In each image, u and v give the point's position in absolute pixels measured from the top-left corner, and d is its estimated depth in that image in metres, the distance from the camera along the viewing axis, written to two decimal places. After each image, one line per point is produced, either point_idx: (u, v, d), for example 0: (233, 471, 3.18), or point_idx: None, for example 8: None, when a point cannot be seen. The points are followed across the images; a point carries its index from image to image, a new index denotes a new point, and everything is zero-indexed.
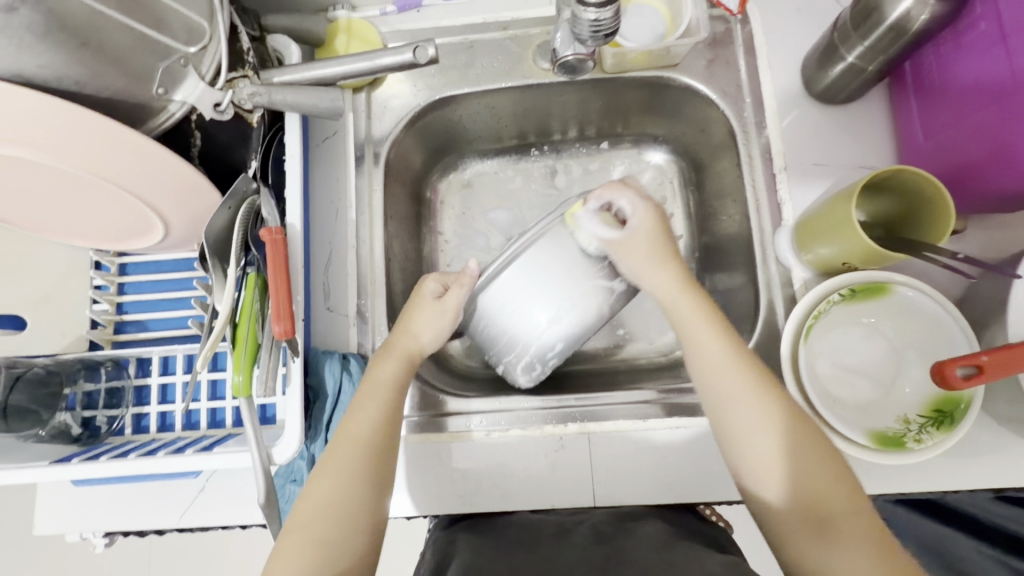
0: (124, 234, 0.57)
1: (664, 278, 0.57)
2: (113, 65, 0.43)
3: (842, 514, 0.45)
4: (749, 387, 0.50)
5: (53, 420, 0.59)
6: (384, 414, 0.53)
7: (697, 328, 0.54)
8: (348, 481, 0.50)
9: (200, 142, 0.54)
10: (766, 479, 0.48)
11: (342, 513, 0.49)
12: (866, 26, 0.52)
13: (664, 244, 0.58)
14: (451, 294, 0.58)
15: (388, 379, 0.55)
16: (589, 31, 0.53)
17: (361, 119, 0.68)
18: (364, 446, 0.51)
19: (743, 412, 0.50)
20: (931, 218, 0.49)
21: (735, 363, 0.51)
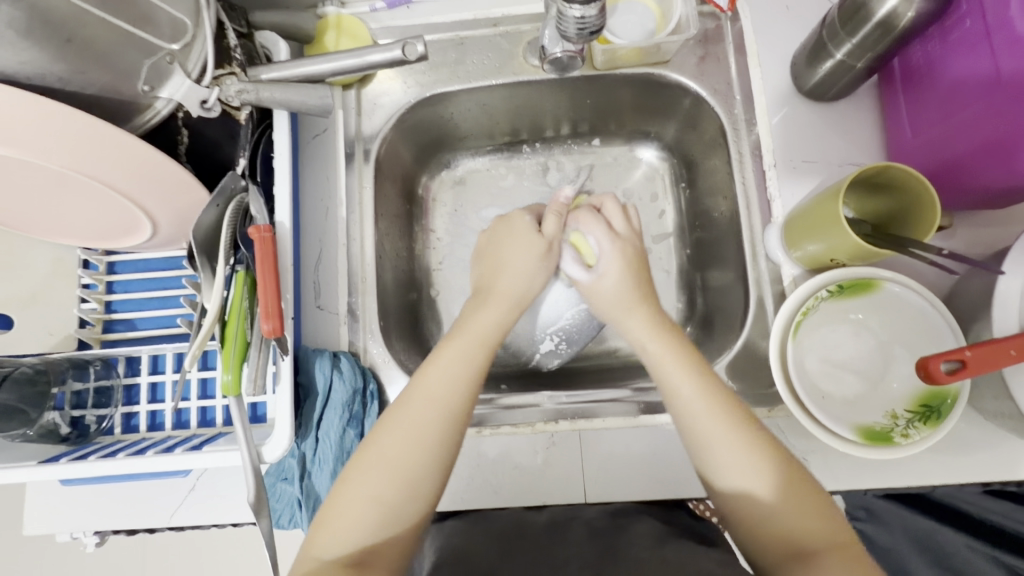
0: (111, 233, 0.57)
1: (638, 320, 0.55)
2: (97, 63, 0.43)
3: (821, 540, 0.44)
4: (730, 436, 0.47)
5: (40, 419, 0.58)
6: (471, 367, 0.51)
7: (680, 377, 0.51)
8: (417, 437, 0.47)
9: (187, 138, 0.53)
10: (747, 483, 0.46)
11: (408, 472, 0.47)
12: (854, 24, 0.53)
13: (634, 289, 0.57)
14: (547, 225, 0.62)
15: (485, 323, 0.55)
16: (575, 29, 0.52)
17: (351, 116, 0.68)
18: (446, 400, 0.49)
19: (727, 451, 0.47)
20: (917, 217, 0.50)
21: (714, 414, 0.48)
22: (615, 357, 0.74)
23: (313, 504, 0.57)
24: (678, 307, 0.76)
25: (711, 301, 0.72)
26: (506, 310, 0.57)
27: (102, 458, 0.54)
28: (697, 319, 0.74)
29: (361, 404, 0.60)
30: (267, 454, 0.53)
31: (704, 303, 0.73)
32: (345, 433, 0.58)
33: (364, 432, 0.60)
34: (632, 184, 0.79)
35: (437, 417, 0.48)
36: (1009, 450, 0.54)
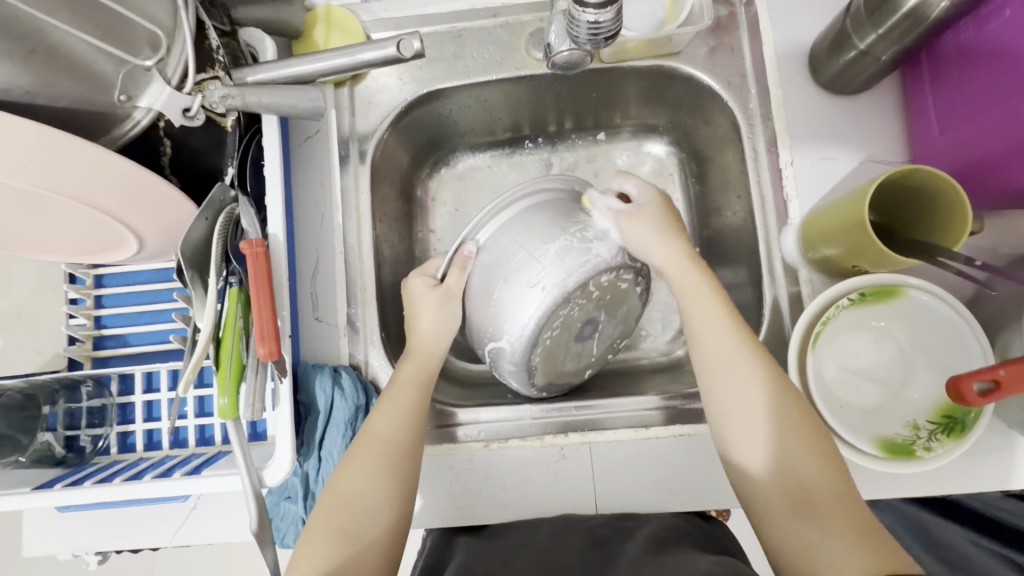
0: (95, 248, 0.54)
1: (671, 249, 0.55)
2: (67, 73, 0.40)
3: (823, 494, 0.44)
4: (742, 355, 0.50)
5: (34, 443, 0.57)
6: (404, 412, 0.53)
7: (704, 304, 0.53)
8: (372, 473, 0.49)
9: (171, 150, 0.49)
10: (748, 453, 0.47)
11: (366, 505, 0.48)
12: (881, 13, 0.49)
13: (672, 221, 0.57)
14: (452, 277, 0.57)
15: (411, 377, 0.55)
16: (588, 34, 0.50)
17: (345, 116, 0.65)
18: (385, 443, 0.51)
19: (739, 410, 0.49)
20: (944, 223, 0.47)
21: (730, 353, 0.50)
22: (624, 360, 0.72)
23: None
24: None
25: None
26: (430, 360, 0.57)
27: (97, 483, 0.52)
28: None
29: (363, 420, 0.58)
30: (268, 478, 0.51)
31: None
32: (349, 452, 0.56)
33: None
34: (640, 180, 0.76)
35: (385, 454, 0.50)
36: None
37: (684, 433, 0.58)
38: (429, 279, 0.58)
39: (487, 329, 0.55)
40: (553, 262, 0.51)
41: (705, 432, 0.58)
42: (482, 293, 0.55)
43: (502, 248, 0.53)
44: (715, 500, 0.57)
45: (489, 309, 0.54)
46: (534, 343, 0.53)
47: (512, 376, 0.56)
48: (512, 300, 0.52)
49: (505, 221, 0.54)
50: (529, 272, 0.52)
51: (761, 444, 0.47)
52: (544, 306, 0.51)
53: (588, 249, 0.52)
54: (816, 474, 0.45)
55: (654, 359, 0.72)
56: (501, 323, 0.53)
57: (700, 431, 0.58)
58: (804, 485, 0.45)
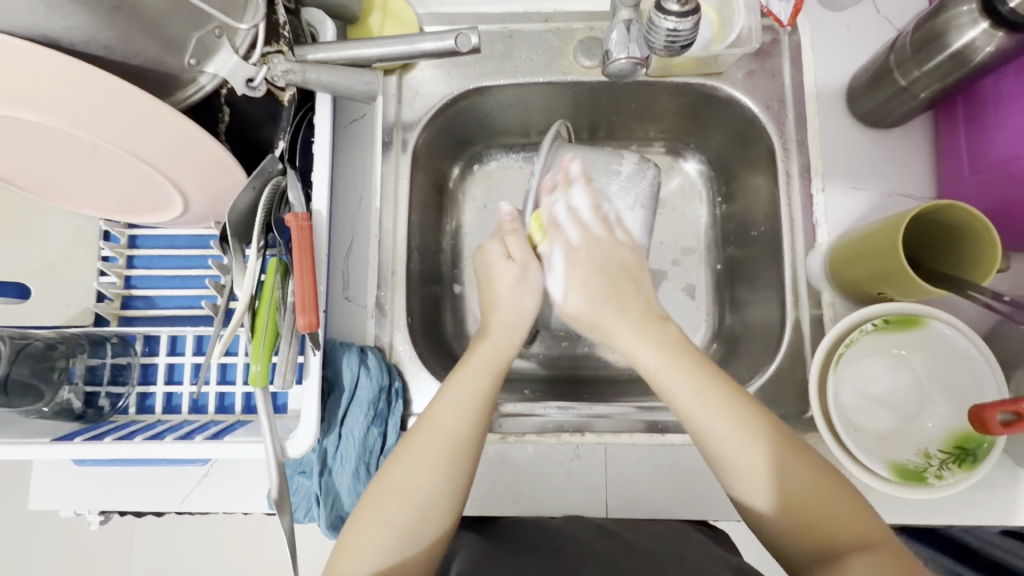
0: (139, 208, 0.55)
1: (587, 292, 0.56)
2: (145, 34, 0.40)
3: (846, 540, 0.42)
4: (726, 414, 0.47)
5: (55, 396, 0.56)
6: (469, 406, 0.50)
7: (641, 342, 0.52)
8: (426, 471, 0.47)
9: (228, 117, 0.51)
10: (753, 493, 0.45)
11: (420, 503, 0.46)
12: (927, 52, 0.51)
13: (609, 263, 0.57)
14: (512, 246, 0.58)
15: (485, 364, 0.53)
16: (664, 40, 0.52)
17: (391, 103, 0.66)
18: (450, 437, 0.48)
19: (737, 444, 0.46)
20: (974, 257, 0.49)
21: (671, 363, 0.50)
22: (636, 369, 0.73)
23: (331, 500, 0.56)
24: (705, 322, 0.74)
25: (741, 319, 0.71)
26: (505, 338, 0.56)
27: (119, 440, 0.52)
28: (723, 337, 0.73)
29: (385, 402, 0.58)
30: (290, 450, 0.51)
31: (732, 320, 0.72)
32: (369, 432, 0.57)
33: (387, 431, 0.58)
34: (667, 194, 0.78)
35: (443, 451, 0.48)
36: None
37: None
38: (502, 250, 0.59)
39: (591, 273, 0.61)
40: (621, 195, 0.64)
41: None
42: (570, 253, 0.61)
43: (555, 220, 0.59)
44: (724, 512, 0.58)
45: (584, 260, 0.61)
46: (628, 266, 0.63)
47: None
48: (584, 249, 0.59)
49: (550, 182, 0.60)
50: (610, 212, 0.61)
51: (763, 483, 0.45)
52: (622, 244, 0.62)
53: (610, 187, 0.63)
54: (810, 479, 0.44)
55: None
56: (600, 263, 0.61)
57: None
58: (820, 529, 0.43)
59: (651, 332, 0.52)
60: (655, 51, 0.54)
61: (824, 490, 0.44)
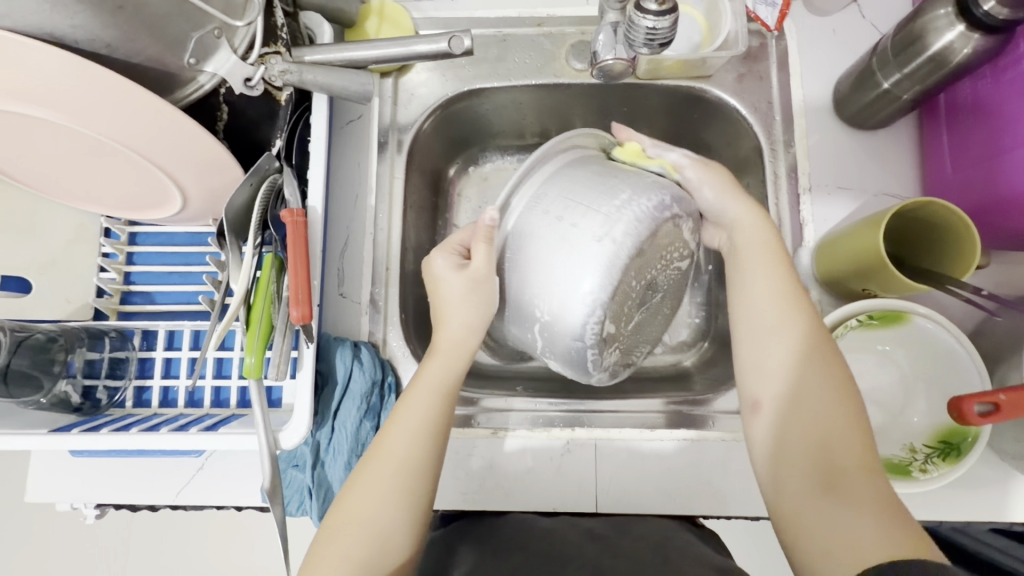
0: (139, 204, 0.56)
1: (773, 279, 0.51)
2: (146, 33, 0.42)
3: (845, 470, 0.43)
4: (773, 324, 0.49)
5: (54, 388, 0.57)
6: (419, 433, 0.49)
7: (754, 272, 0.52)
8: (383, 500, 0.47)
9: (226, 115, 0.53)
10: (757, 425, 0.48)
11: (378, 532, 0.47)
12: (907, 54, 0.53)
13: (733, 185, 0.55)
14: (478, 252, 0.50)
15: (434, 384, 0.52)
16: (644, 38, 0.53)
17: (387, 105, 0.67)
18: (401, 464, 0.48)
19: (766, 345, 0.49)
20: (955, 254, 0.50)
21: (784, 303, 0.50)
22: (628, 368, 0.73)
23: (325, 493, 0.57)
24: (696, 322, 0.75)
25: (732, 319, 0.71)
26: (455, 355, 0.53)
27: (114, 431, 0.53)
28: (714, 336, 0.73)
29: (378, 396, 0.59)
30: (284, 441, 0.52)
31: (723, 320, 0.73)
32: (361, 425, 0.58)
33: (380, 425, 0.59)
34: None
35: (397, 477, 0.48)
36: (1019, 492, 0.55)
37: (686, 437, 0.60)
38: (452, 259, 0.53)
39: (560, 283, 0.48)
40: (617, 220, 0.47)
41: (705, 438, 0.59)
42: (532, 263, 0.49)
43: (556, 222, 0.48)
44: (713, 507, 0.58)
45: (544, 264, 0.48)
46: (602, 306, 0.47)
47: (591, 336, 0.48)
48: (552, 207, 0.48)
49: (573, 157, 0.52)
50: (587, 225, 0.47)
51: (768, 429, 0.47)
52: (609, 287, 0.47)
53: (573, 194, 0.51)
54: (827, 415, 0.45)
55: (659, 367, 0.73)
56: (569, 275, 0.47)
57: (703, 437, 0.59)
58: (822, 458, 0.44)
59: (781, 271, 0.51)
60: (638, 51, 0.56)
61: (837, 432, 0.45)
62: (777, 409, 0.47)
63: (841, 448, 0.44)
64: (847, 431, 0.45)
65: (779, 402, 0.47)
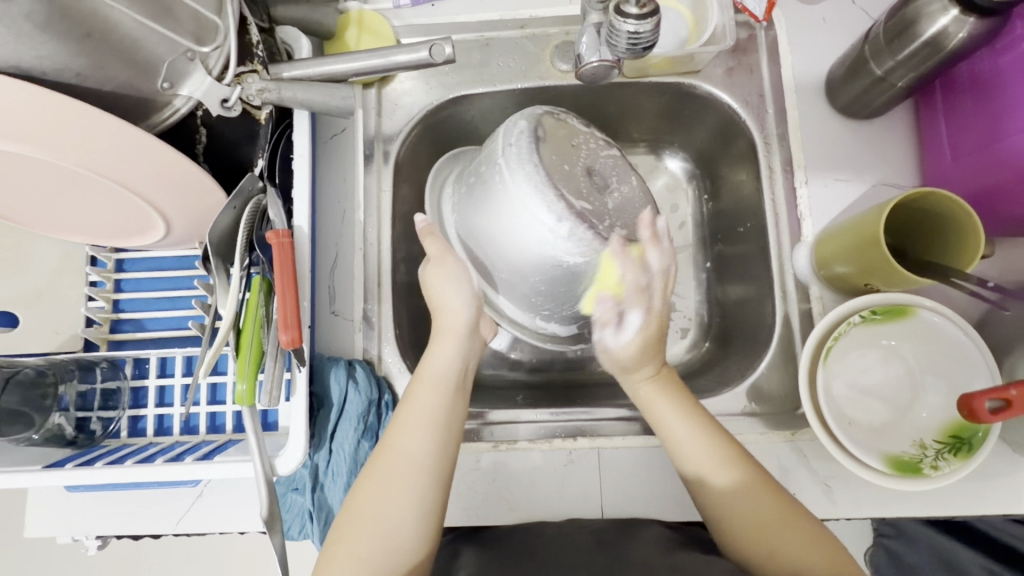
0: (123, 232, 0.55)
1: (641, 381, 0.57)
2: (115, 59, 0.41)
3: (785, 532, 0.48)
4: (690, 424, 0.53)
5: (47, 423, 0.57)
6: (433, 432, 0.49)
7: (656, 396, 0.55)
8: (390, 495, 0.47)
9: (206, 138, 0.52)
10: (716, 514, 0.51)
11: (388, 527, 0.46)
12: (900, 41, 0.51)
13: (654, 350, 0.57)
14: (433, 243, 0.57)
15: (442, 374, 0.53)
16: (626, 43, 0.51)
17: (371, 116, 0.66)
18: (417, 463, 0.48)
19: (689, 457, 0.52)
20: (959, 245, 0.48)
21: (664, 394, 0.55)
22: None
23: (325, 516, 0.56)
24: (697, 321, 0.74)
25: (733, 317, 0.70)
26: (454, 342, 0.55)
27: (110, 464, 0.52)
28: (716, 335, 0.72)
29: (375, 415, 0.58)
30: (281, 467, 0.51)
31: (726, 318, 0.71)
32: (359, 445, 0.57)
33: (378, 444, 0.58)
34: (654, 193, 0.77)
35: (407, 471, 0.47)
36: None
37: None
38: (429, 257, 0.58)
39: (534, 239, 0.51)
40: (519, 155, 0.50)
41: None
42: (488, 214, 0.54)
43: (479, 178, 0.56)
44: None
45: (501, 215, 0.52)
46: (575, 216, 0.49)
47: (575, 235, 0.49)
48: (508, 174, 0.51)
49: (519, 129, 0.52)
50: (510, 164, 0.51)
51: (722, 504, 0.50)
52: (526, 146, 0.50)
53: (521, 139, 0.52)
54: (749, 497, 0.50)
55: None
56: (524, 204, 0.50)
57: None
58: (764, 528, 0.48)
59: (674, 393, 0.55)
60: (621, 54, 0.53)
61: (761, 500, 0.49)
62: (730, 493, 0.50)
63: (763, 501, 0.49)
64: (771, 496, 0.50)
65: (720, 489, 0.50)
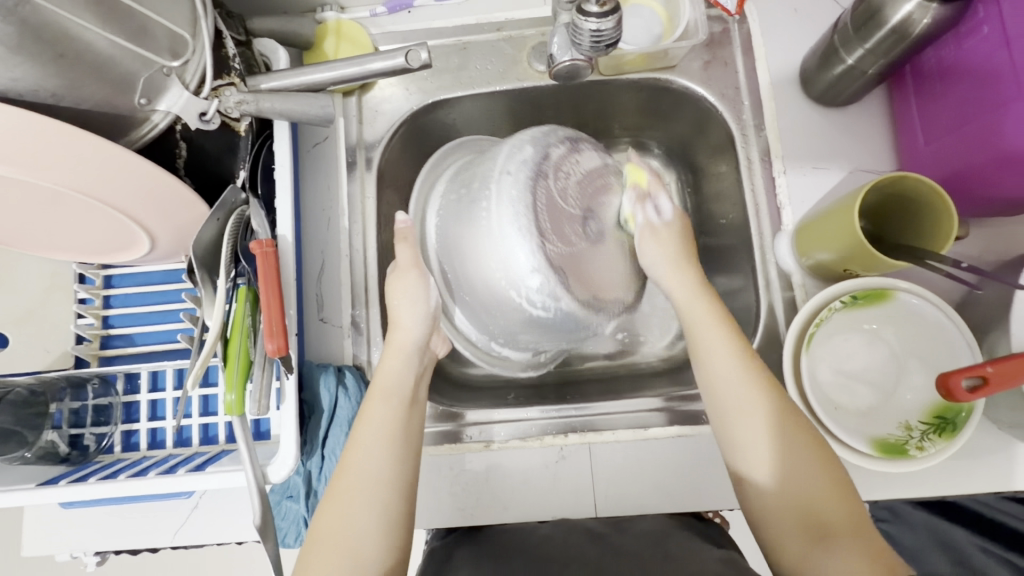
0: (108, 248, 0.55)
1: (686, 279, 0.57)
2: (90, 77, 0.41)
3: (833, 517, 0.45)
4: (760, 412, 0.49)
5: (39, 440, 0.57)
6: (385, 448, 0.50)
7: (711, 331, 0.53)
8: (350, 516, 0.48)
9: (186, 152, 0.52)
10: (766, 491, 0.48)
11: (353, 544, 0.47)
12: (867, 29, 0.52)
13: (689, 255, 0.59)
14: (402, 253, 0.57)
15: (393, 388, 0.54)
16: (589, 41, 0.51)
17: (352, 124, 0.67)
18: (372, 476, 0.49)
19: (744, 422, 0.50)
20: (934, 227, 0.49)
21: (742, 356, 0.52)
22: (623, 365, 0.73)
23: None
24: None
25: None
26: (405, 357, 0.55)
27: (104, 479, 0.52)
28: None
29: None
30: (272, 474, 0.52)
31: None
32: None
33: None
34: None
35: (365, 487, 0.49)
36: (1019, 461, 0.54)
37: (682, 434, 0.59)
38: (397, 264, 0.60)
39: (498, 271, 0.54)
40: (505, 191, 0.53)
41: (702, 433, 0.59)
42: (466, 236, 0.56)
43: (460, 199, 0.59)
44: (712, 501, 0.58)
45: (477, 240, 0.55)
46: (551, 269, 0.53)
47: (542, 282, 0.52)
48: (494, 203, 0.54)
49: (513, 153, 0.55)
50: (504, 186, 0.54)
51: (776, 486, 0.48)
52: (523, 179, 0.54)
53: (548, 151, 0.56)
54: (812, 484, 0.47)
55: (653, 363, 0.72)
56: (503, 239, 0.53)
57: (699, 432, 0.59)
58: (817, 511, 0.46)
59: (734, 340, 0.53)
60: (586, 52, 0.54)
61: (813, 484, 0.47)
62: (786, 502, 0.47)
63: (812, 475, 0.47)
64: (828, 467, 0.47)
65: (772, 461, 0.48)
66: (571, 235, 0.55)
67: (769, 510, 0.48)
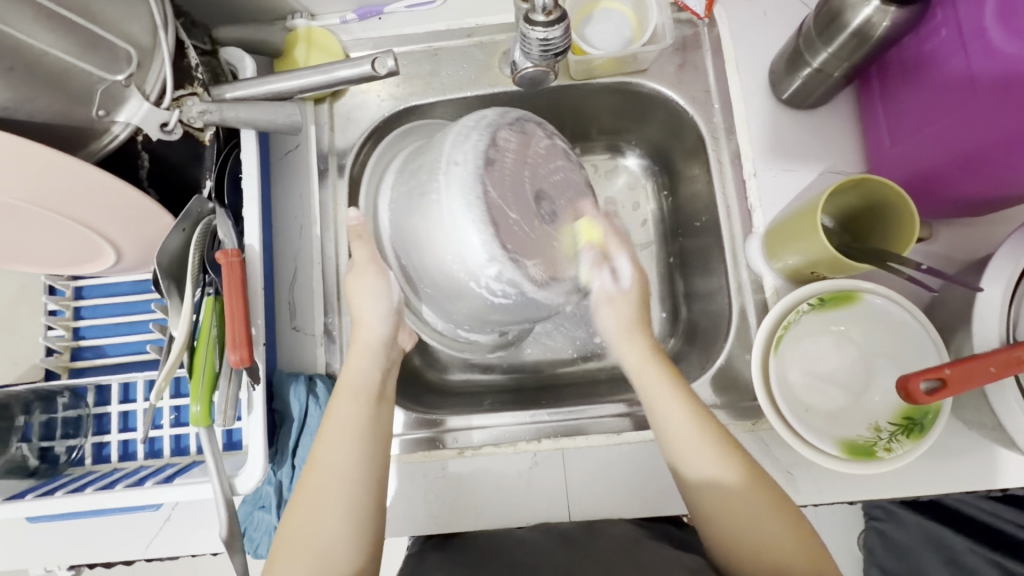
0: (75, 260, 0.55)
1: (635, 350, 0.58)
2: (44, 90, 0.41)
3: (791, 557, 0.46)
4: (712, 450, 0.50)
5: (8, 452, 0.57)
6: (357, 449, 0.50)
7: (658, 390, 0.54)
8: (320, 518, 0.47)
9: (148, 163, 0.52)
10: (727, 532, 0.48)
11: (322, 548, 0.46)
12: (829, 32, 0.52)
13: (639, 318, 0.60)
14: (360, 249, 0.57)
15: (357, 384, 0.53)
16: (538, 49, 0.55)
17: (324, 131, 0.67)
18: (343, 477, 0.49)
19: (699, 462, 0.50)
20: (897, 230, 0.50)
21: (686, 399, 0.53)
22: (601, 369, 0.73)
23: None
24: (663, 317, 0.74)
25: (696, 310, 0.70)
26: (371, 356, 0.55)
27: (70, 493, 0.52)
28: (682, 330, 0.72)
29: None
30: (240, 485, 0.51)
31: (691, 312, 0.71)
32: None
33: None
34: (615, 192, 0.78)
35: (332, 486, 0.48)
36: (988, 461, 0.54)
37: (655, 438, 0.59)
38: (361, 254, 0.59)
39: (454, 261, 0.52)
40: (451, 182, 0.51)
41: None
42: (420, 226, 0.53)
43: (413, 188, 0.56)
44: (686, 505, 0.58)
45: (433, 232, 0.52)
46: (508, 256, 0.50)
47: (503, 276, 0.51)
48: (445, 193, 0.51)
49: (462, 139, 0.52)
50: (450, 174, 0.51)
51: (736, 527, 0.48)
52: (475, 170, 0.50)
53: (493, 136, 0.52)
54: (770, 527, 0.47)
55: None
56: (456, 232, 0.50)
57: None
58: (772, 552, 0.46)
59: (674, 379, 0.54)
60: (538, 60, 0.57)
61: (769, 522, 0.47)
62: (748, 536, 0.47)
63: (771, 520, 0.47)
64: (782, 513, 0.48)
65: (734, 508, 0.48)
66: (527, 227, 0.52)
67: (730, 549, 0.48)
